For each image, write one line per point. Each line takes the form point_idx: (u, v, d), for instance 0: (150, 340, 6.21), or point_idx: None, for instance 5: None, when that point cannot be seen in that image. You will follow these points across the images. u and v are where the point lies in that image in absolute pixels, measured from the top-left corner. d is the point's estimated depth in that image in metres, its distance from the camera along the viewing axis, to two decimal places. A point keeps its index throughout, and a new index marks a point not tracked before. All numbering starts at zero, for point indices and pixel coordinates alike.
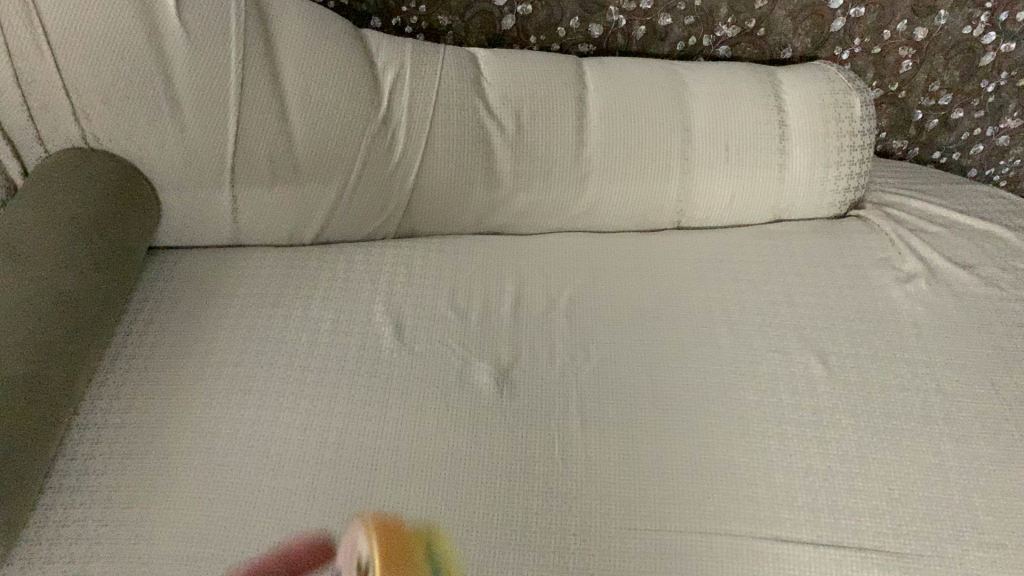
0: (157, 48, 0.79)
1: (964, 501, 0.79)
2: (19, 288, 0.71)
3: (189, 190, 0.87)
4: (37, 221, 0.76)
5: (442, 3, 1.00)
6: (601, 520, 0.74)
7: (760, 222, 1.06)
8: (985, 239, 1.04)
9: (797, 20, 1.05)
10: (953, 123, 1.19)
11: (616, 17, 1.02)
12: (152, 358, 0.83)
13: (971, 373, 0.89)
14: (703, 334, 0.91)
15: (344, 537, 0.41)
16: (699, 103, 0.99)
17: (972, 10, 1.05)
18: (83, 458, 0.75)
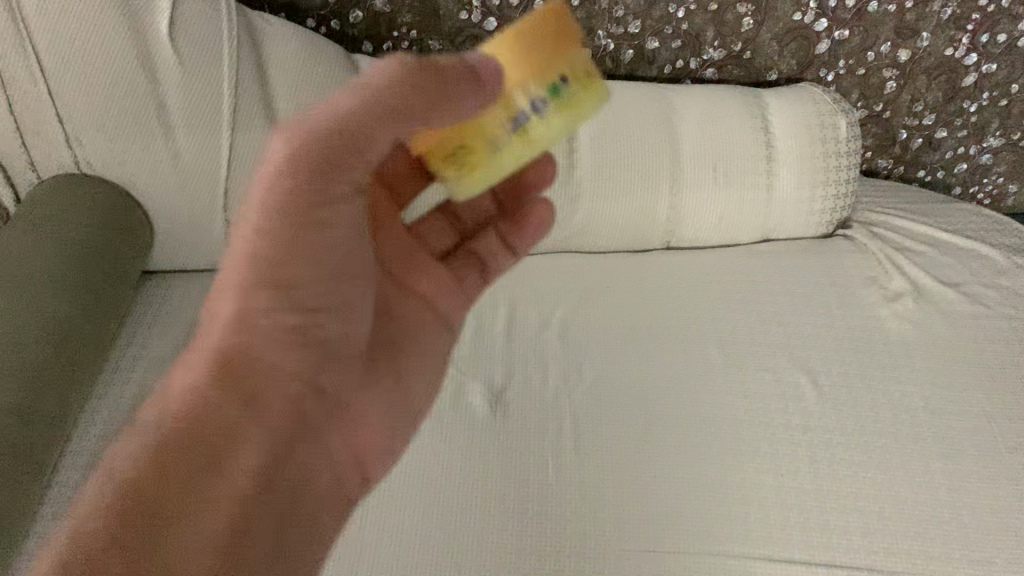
0: (150, 78, 0.80)
1: (955, 518, 0.79)
2: (12, 324, 0.73)
3: (183, 215, 0.88)
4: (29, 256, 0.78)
5: (433, 29, 1.01)
6: (595, 541, 0.75)
7: (750, 241, 1.07)
8: (978, 258, 1.05)
9: (782, 43, 1.06)
10: (937, 143, 1.20)
11: (604, 41, 1.04)
12: (146, 385, 0.85)
13: (960, 390, 0.90)
14: (695, 355, 0.91)
15: None
16: (688, 125, 1.00)
17: (954, 33, 1.06)
18: (77, 484, 0.76)
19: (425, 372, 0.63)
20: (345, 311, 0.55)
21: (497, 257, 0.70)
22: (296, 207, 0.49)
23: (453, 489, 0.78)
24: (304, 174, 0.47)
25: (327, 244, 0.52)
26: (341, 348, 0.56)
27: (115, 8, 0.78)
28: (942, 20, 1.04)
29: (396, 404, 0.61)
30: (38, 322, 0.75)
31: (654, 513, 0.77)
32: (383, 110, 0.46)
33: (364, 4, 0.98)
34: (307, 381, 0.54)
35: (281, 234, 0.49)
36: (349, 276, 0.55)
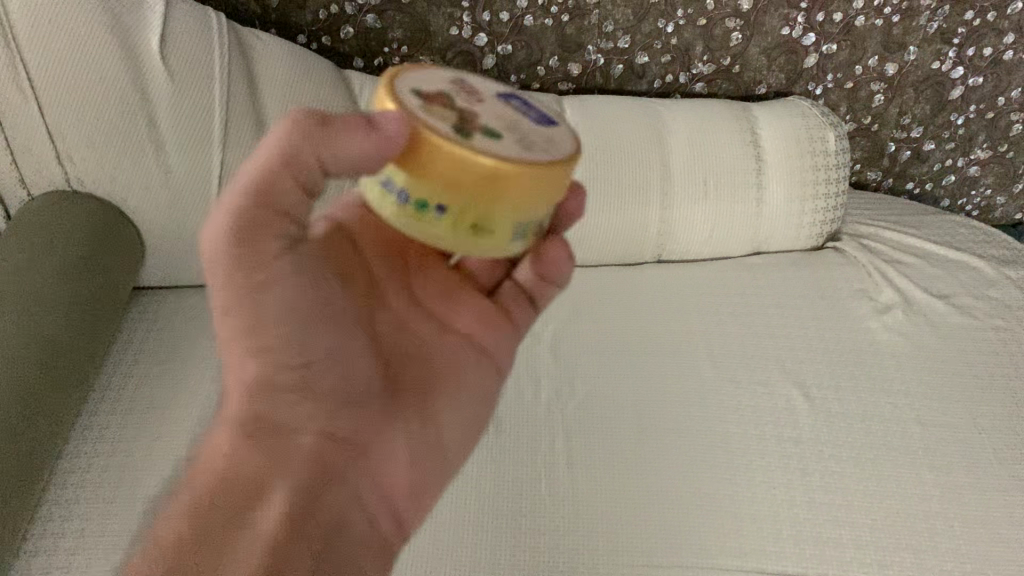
0: (141, 95, 0.80)
1: (947, 530, 0.79)
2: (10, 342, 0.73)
3: (174, 232, 0.88)
4: (25, 275, 0.78)
5: (424, 45, 1.02)
6: (590, 555, 0.75)
7: (740, 255, 1.07)
8: (967, 269, 1.05)
9: (771, 58, 1.07)
10: (926, 155, 1.21)
11: (594, 56, 1.05)
12: (137, 402, 0.85)
13: (951, 402, 0.90)
14: (687, 368, 0.91)
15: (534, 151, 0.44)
16: (678, 139, 1.00)
17: (940, 46, 1.07)
18: (68, 502, 0.76)
19: (471, 405, 0.56)
20: (337, 355, 0.51)
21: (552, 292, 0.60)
22: (241, 281, 0.47)
23: (444, 504, 0.77)
24: (236, 249, 0.46)
25: (289, 296, 0.48)
26: (351, 393, 0.52)
27: (106, 25, 0.78)
28: (928, 35, 1.05)
29: (436, 443, 0.55)
30: (26, 339, 0.74)
31: (647, 528, 0.77)
32: (283, 169, 0.44)
33: (354, 20, 0.99)
34: (318, 432, 0.51)
35: (238, 306, 0.48)
36: (328, 317, 0.50)
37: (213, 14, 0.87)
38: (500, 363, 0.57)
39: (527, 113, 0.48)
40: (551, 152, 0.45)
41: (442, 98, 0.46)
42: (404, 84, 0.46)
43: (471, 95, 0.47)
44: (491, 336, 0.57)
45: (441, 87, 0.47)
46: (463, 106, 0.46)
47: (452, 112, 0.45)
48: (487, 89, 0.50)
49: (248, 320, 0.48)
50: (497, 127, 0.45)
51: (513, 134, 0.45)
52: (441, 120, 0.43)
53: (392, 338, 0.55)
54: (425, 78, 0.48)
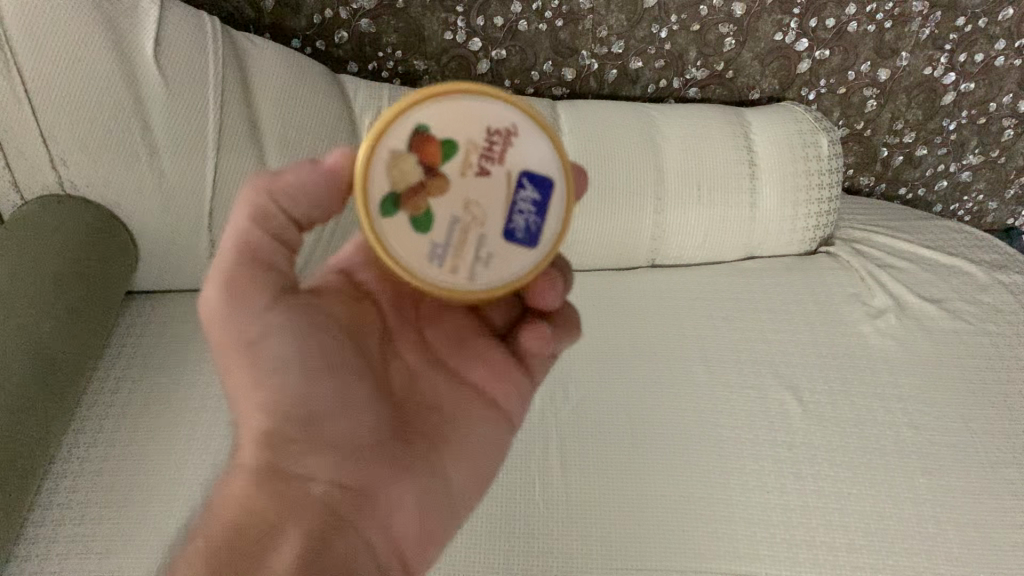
0: (136, 99, 0.81)
1: (939, 533, 0.80)
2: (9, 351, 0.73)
3: (167, 236, 0.88)
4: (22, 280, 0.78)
5: (418, 49, 1.02)
6: (582, 559, 0.75)
7: (734, 259, 1.07)
8: (960, 274, 1.06)
9: (764, 63, 1.07)
10: (918, 160, 1.21)
11: (587, 61, 1.05)
12: (129, 405, 0.85)
13: (942, 406, 0.90)
14: (680, 372, 0.91)
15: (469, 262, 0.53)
16: (670, 144, 1.01)
17: (933, 52, 1.07)
18: (61, 506, 0.76)
19: (480, 454, 0.58)
20: (343, 403, 0.53)
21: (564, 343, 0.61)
22: (238, 333, 0.51)
23: None
24: (231, 301, 0.50)
25: (289, 345, 0.51)
26: (359, 440, 0.53)
27: (100, 30, 0.78)
28: (920, 40, 1.06)
29: (444, 493, 0.56)
30: (19, 347, 0.74)
31: (640, 532, 0.77)
32: (258, 226, 0.50)
33: (349, 25, 0.99)
34: (331, 481, 0.52)
35: (240, 356, 0.51)
36: (334, 368, 0.53)
37: (207, 18, 0.87)
38: (509, 415, 0.60)
39: (516, 210, 0.53)
40: (471, 268, 0.53)
41: (438, 155, 0.51)
42: (425, 116, 0.51)
43: (477, 163, 0.52)
44: (500, 387, 0.59)
45: (460, 137, 0.51)
46: (445, 172, 0.51)
47: (420, 177, 0.51)
48: (519, 157, 0.52)
49: (251, 367, 0.51)
50: (442, 218, 0.52)
51: (452, 231, 0.52)
52: (395, 178, 0.51)
53: (405, 387, 0.58)
54: (462, 114, 0.51)
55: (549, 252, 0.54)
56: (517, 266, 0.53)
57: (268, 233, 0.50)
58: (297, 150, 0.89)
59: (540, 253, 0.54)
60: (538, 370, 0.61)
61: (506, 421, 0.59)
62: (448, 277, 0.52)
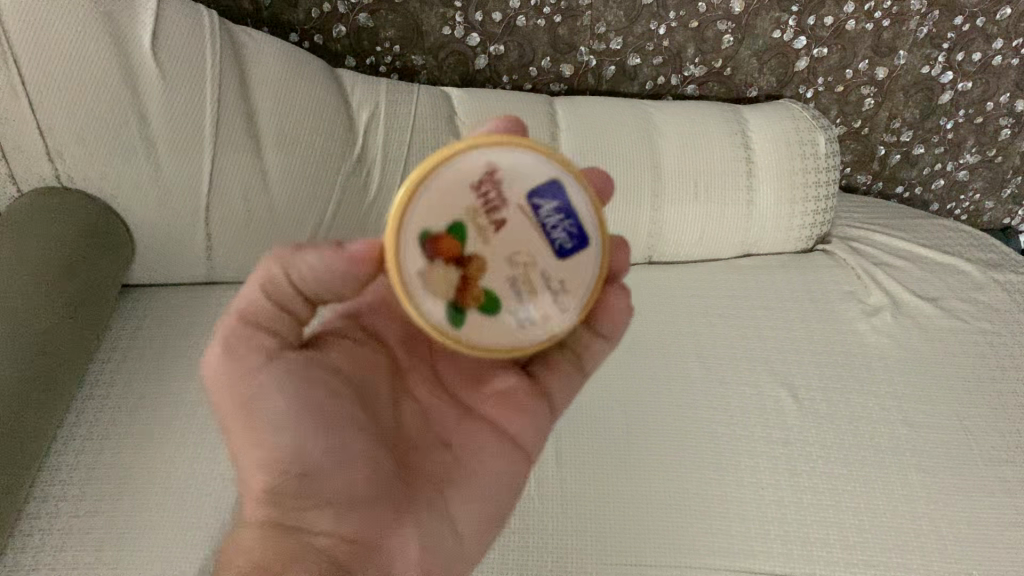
0: (133, 92, 0.80)
1: (933, 530, 0.80)
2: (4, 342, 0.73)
3: (164, 230, 0.88)
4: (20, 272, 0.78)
5: (416, 44, 1.02)
6: (577, 556, 0.75)
7: (730, 257, 1.08)
8: (956, 273, 1.06)
9: (762, 61, 1.07)
10: (915, 159, 1.21)
11: (586, 57, 1.05)
12: (125, 398, 0.85)
13: (937, 404, 0.91)
14: (676, 368, 0.92)
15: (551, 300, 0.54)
16: (668, 141, 1.01)
17: (931, 51, 1.07)
18: (55, 499, 0.76)
19: (490, 495, 0.57)
20: (340, 455, 0.51)
21: (596, 357, 0.62)
22: (234, 391, 0.51)
23: None
24: (231, 361, 0.51)
25: (282, 402, 0.50)
26: (359, 491, 0.52)
27: (97, 21, 0.78)
28: (919, 39, 1.06)
29: (451, 542, 0.55)
30: (16, 338, 0.74)
31: (635, 528, 0.77)
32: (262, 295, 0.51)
33: (347, 19, 0.99)
34: (332, 531, 0.51)
35: (236, 413, 0.51)
36: (331, 421, 0.52)
37: (206, 11, 0.87)
38: (525, 450, 0.59)
39: (554, 229, 0.53)
40: (558, 303, 0.54)
41: (453, 241, 0.51)
42: (417, 220, 0.51)
43: (489, 221, 0.52)
44: (515, 420, 0.59)
45: (461, 210, 0.52)
46: (472, 251, 0.52)
47: (457, 272, 0.51)
48: (515, 186, 0.52)
49: (246, 424, 0.50)
50: (507, 291, 0.52)
51: (522, 292, 0.53)
52: (441, 285, 0.51)
53: (417, 431, 0.58)
54: (443, 193, 0.51)
55: (601, 228, 0.55)
56: (589, 264, 0.55)
57: (269, 300, 0.52)
58: (295, 145, 0.89)
59: (596, 245, 0.55)
60: (559, 398, 0.61)
61: (522, 455, 0.59)
62: (543, 327, 0.54)
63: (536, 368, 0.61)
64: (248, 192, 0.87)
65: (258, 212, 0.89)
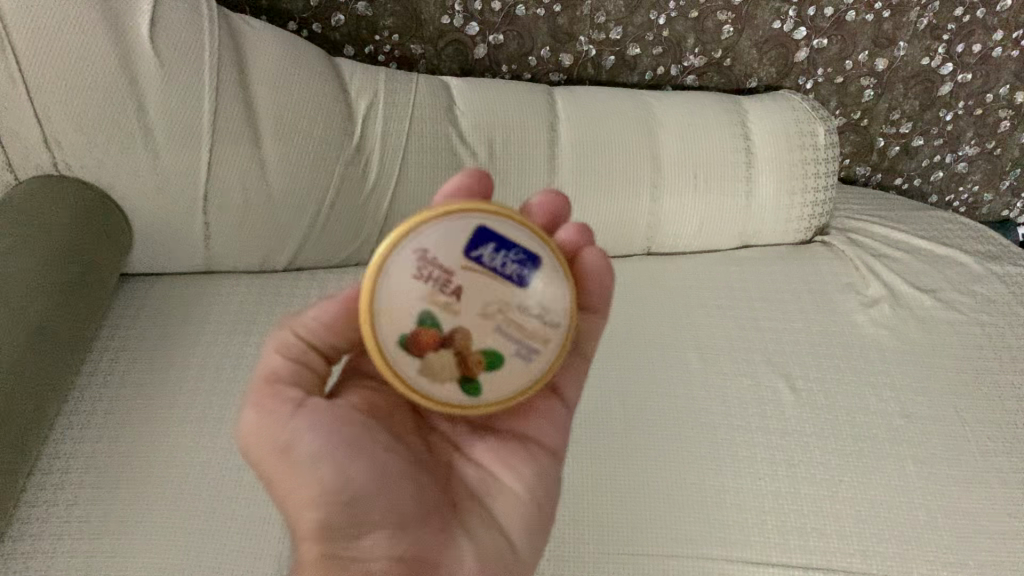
0: (131, 79, 0.80)
1: (928, 521, 0.80)
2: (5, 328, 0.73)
3: (161, 219, 0.88)
4: (21, 256, 0.78)
5: (415, 33, 1.02)
6: (575, 546, 0.75)
7: (728, 248, 1.08)
8: (954, 265, 1.06)
9: (762, 51, 1.07)
10: (914, 151, 1.21)
11: (585, 47, 1.05)
12: (123, 388, 0.85)
13: (934, 395, 0.91)
14: (673, 359, 0.92)
15: (542, 324, 0.57)
16: (668, 132, 1.00)
17: (930, 42, 1.07)
18: (53, 487, 0.77)
19: (526, 500, 0.60)
20: (381, 479, 0.54)
21: (591, 337, 0.66)
22: (273, 441, 0.52)
23: None
24: (262, 416, 0.53)
25: (321, 437, 0.52)
26: (405, 514, 0.54)
27: (95, 8, 0.78)
28: (919, 30, 1.06)
29: (500, 548, 0.58)
30: (16, 324, 0.74)
31: (632, 519, 0.77)
32: (281, 357, 0.55)
33: (345, 8, 0.98)
34: (393, 559, 0.53)
35: (277, 460, 0.52)
36: (366, 447, 0.54)
37: None
38: (552, 449, 0.62)
39: (507, 265, 0.56)
40: (545, 322, 0.57)
41: (429, 329, 0.55)
42: (390, 337, 0.54)
43: (449, 296, 0.55)
44: (536, 424, 0.62)
45: (422, 301, 0.55)
46: (451, 326, 0.55)
47: (448, 351, 0.55)
48: (448, 253, 0.55)
49: (289, 467, 0.52)
50: (499, 340, 0.56)
51: (512, 334, 0.56)
52: (446, 368, 0.55)
53: (448, 454, 0.61)
54: (397, 296, 0.55)
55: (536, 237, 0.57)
56: (549, 272, 0.57)
57: (289, 359, 0.55)
58: (293, 134, 0.88)
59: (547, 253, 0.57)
60: (569, 393, 0.65)
61: (550, 457, 0.62)
62: (545, 350, 0.57)
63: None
64: (246, 181, 0.87)
65: (256, 202, 0.89)
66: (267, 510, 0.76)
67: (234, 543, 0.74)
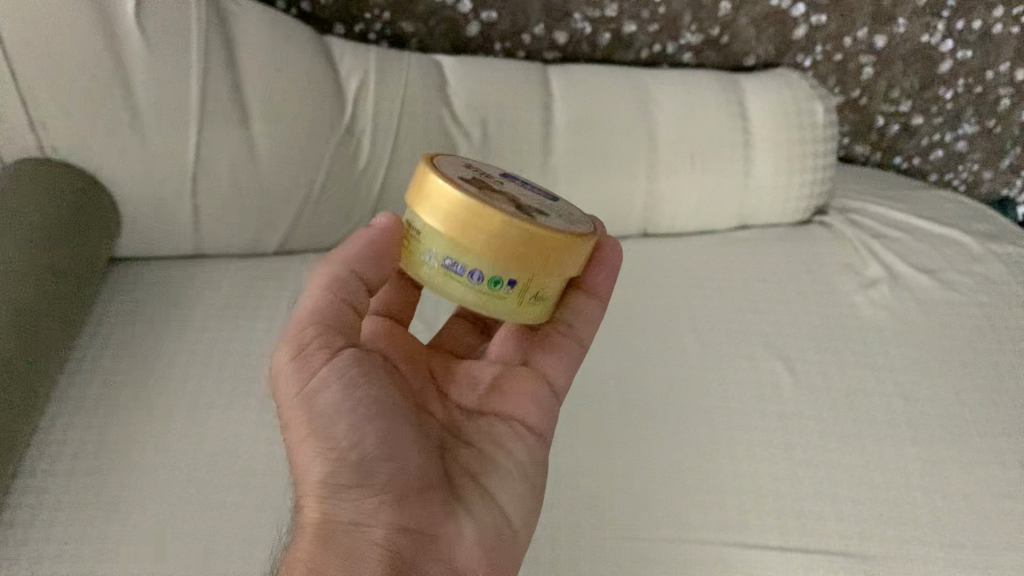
0: (118, 59, 0.78)
1: (926, 502, 0.80)
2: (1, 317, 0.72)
3: (150, 201, 0.87)
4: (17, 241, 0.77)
5: (406, 10, 1.00)
6: (572, 529, 0.75)
7: (726, 229, 1.07)
8: (952, 244, 1.04)
9: (760, 28, 1.06)
10: (914, 130, 1.20)
11: (581, 24, 1.03)
12: (114, 373, 0.84)
13: (933, 378, 0.90)
14: (670, 340, 0.91)
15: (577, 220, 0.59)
16: (665, 110, 0.99)
17: (930, 18, 1.06)
18: (44, 474, 0.75)
19: (523, 478, 0.59)
20: (391, 445, 0.53)
21: (587, 320, 0.67)
22: (296, 387, 0.53)
23: None
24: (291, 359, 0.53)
25: (342, 392, 0.52)
26: (411, 483, 0.54)
27: None
28: (919, 7, 1.04)
29: (501, 528, 0.57)
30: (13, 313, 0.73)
31: (630, 502, 0.77)
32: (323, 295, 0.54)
33: None
34: (390, 527, 0.53)
35: (296, 409, 0.53)
36: (381, 411, 0.53)
37: None
38: (544, 433, 0.62)
39: (535, 192, 0.61)
40: (579, 223, 0.59)
41: (481, 183, 0.56)
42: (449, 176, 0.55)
43: (493, 182, 0.58)
44: (524, 404, 0.62)
45: (469, 175, 0.58)
46: (498, 191, 0.56)
47: (499, 196, 0.55)
48: (489, 174, 0.61)
49: (306, 417, 0.52)
50: (542, 209, 0.57)
51: (551, 212, 0.57)
52: (503, 205, 0.54)
53: (445, 434, 0.60)
54: (449, 169, 0.57)
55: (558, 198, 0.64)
56: (572, 211, 0.62)
57: (331, 296, 0.54)
58: (284, 115, 0.87)
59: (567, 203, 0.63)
60: (556, 377, 0.65)
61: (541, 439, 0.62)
62: (581, 228, 0.57)
63: (532, 357, 0.65)
64: (235, 162, 0.86)
65: (245, 184, 0.88)
66: (260, 496, 0.75)
67: (228, 529, 0.73)
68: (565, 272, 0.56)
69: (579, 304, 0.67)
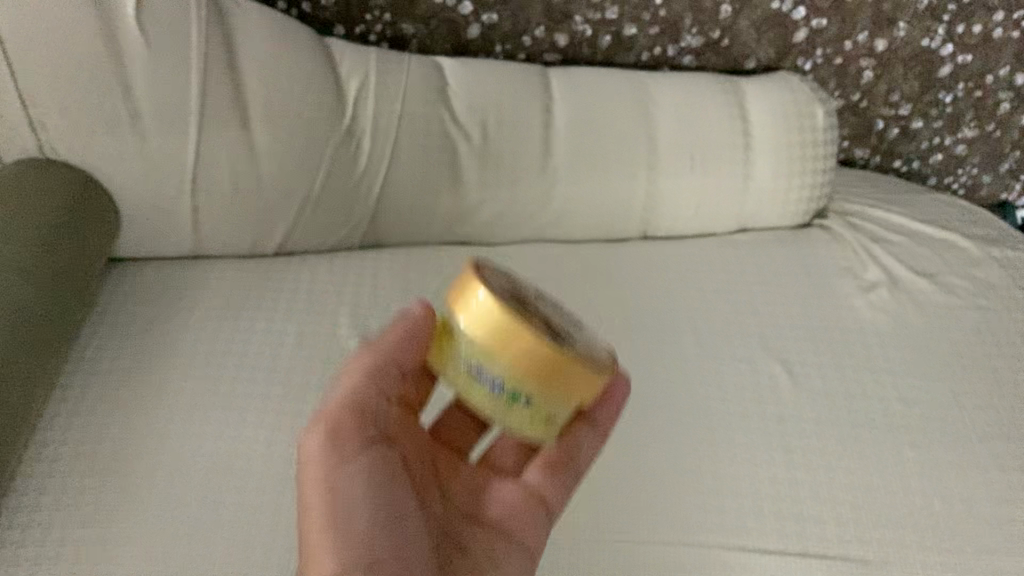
0: (116, 59, 0.80)
1: (925, 506, 0.80)
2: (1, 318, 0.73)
3: (149, 201, 0.87)
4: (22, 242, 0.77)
5: (408, 11, 1.00)
6: (571, 533, 0.74)
7: (726, 231, 1.05)
8: (953, 248, 1.04)
9: (761, 31, 1.06)
10: (913, 133, 1.18)
11: (581, 27, 1.03)
12: (112, 373, 0.83)
13: (932, 381, 0.90)
14: (670, 343, 0.91)
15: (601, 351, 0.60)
16: (665, 113, 0.99)
17: (930, 23, 1.07)
18: (43, 475, 0.75)
19: None
20: (399, 547, 0.56)
21: (590, 450, 0.65)
22: (319, 479, 0.56)
23: None
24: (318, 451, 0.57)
25: (359, 485, 0.56)
26: None
27: None
28: (919, 10, 1.05)
29: None
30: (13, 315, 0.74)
31: (629, 506, 0.77)
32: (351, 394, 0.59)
33: None
34: None
35: (317, 497, 0.56)
36: (391, 515, 0.56)
37: None
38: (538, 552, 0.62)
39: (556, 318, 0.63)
40: (604, 352, 0.60)
41: (519, 296, 0.59)
42: (492, 281, 0.58)
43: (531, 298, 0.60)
44: (520, 522, 0.62)
45: (511, 284, 0.60)
46: (532, 308, 0.58)
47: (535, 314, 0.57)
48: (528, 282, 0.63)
49: (324, 506, 0.55)
50: (570, 337, 0.58)
51: (578, 342, 0.59)
52: (536, 324, 0.56)
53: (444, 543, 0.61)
54: (492, 273, 0.60)
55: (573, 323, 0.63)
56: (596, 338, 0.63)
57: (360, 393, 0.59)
58: (284, 115, 0.87)
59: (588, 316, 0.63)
60: (557, 504, 0.64)
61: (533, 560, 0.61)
62: (603, 360, 0.59)
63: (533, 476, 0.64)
64: (233, 163, 0.87)
65: (245, 184, 0.88)
66: (259, 497, 0.75)
67: (227, 531, 0.73)
68: (580, 398, 0.56)
69: (581, 438, 0.64)
